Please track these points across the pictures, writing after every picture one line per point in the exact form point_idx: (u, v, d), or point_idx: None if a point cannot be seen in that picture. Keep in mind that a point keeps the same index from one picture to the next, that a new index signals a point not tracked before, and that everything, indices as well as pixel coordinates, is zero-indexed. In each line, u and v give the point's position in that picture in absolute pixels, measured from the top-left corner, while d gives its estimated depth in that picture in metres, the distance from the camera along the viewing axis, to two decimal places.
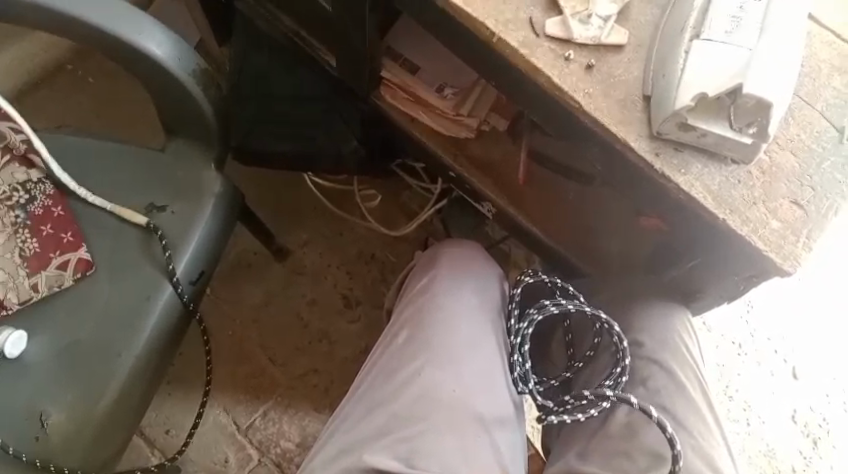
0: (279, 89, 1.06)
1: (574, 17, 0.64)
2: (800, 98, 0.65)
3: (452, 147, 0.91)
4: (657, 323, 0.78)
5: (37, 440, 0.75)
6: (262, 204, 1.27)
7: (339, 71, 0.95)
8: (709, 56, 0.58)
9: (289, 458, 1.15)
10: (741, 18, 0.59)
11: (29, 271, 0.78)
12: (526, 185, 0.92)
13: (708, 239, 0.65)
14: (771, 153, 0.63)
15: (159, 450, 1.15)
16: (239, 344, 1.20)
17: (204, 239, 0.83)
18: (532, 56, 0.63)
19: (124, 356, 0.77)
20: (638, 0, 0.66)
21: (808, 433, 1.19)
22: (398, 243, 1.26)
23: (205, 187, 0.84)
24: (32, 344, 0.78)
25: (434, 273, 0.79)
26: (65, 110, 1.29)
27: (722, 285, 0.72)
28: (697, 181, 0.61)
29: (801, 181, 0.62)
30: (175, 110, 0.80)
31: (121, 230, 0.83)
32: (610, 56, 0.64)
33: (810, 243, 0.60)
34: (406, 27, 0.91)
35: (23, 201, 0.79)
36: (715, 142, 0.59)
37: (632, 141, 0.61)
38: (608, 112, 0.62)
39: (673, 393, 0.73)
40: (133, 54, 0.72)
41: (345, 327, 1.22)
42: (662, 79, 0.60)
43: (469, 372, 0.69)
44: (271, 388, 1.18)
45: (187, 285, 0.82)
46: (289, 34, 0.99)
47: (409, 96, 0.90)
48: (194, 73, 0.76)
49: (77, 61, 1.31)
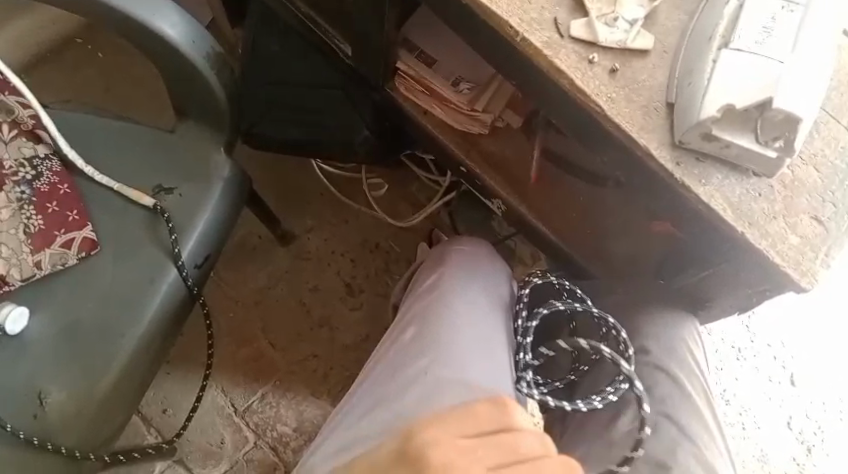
0: (290, 72, 1.04)
1: (600, 19, 0.63)
2: (826, 112, 0.64)
3: (464, 143, 0.90)
4: (664, 331, 0.78)
5: (36, 418, 0.74)
6: (267, 188, 1.26)
7: (352, 57, 0.93)
8: (738, 67, 0.57)
9: (285, 443, 1.14)
10: (772, 29, 0.58)
11: (33, 248, 0.77)
12: (538, 184, 0.90)
13: (722, 251, 0.65)
14: (794, 168, 0.62)
15: (156, 429, 1.15)
16: (240, 327, 1.20)
17: (212, 222, 0.82)
18: (555, 57, 0.62)
19: (126, 337, 0.77)
20: (667, 5, 0.65)
21: (803, 440, 1.19)
22: (404, 233, 1.25)
23: (214, 171, 0.83)
24: (32, 323, 0.77)
25: (442, 271, 0.80)
26: (72, 83, 1.27)
27: (733, 296, 0.71)
28: (717, 192, 0.60)
29: (823, 197, 0.61)
30: (187, 92, 0.79)
31: (127, 210, 0.82)
32: (635, 61, 0.63)
33: (828, 260, 0.60)
34: (425, 19, 0.90)
35: (29, 177, 0.78)
36: (738, 154, 0.58)
37: (653, 148, 0.60)
38: (631, 117, 0.61)
39: (678, 403, 0.73)
40: (147, 34, 0.70)
41: (347, 313, 1.21)
42: (687, 87, 0.59)
43: (478, 372, 0.68)
44: (270, 372, 1.18)
45: (192, 269, 0.81)
46: (303, 19, 0.97)
47: (424, 89, 0.89)
48: (207, 56, 0.74)
49: (86, 35, 1.30)
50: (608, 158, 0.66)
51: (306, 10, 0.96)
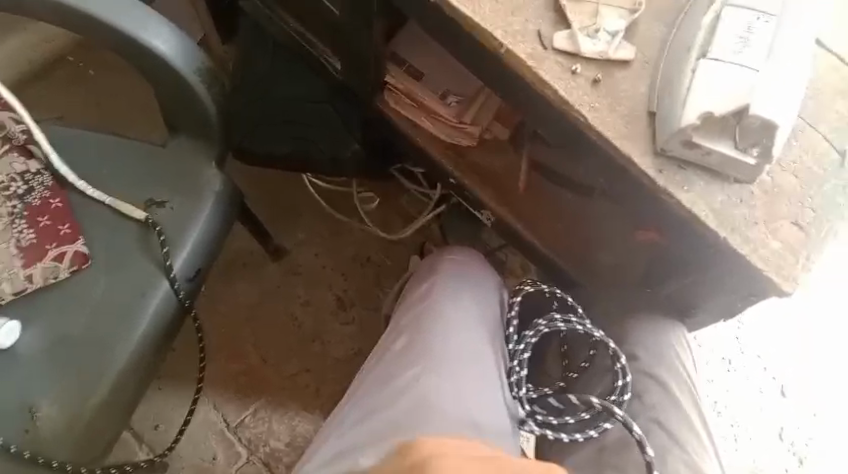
0: (280, 87, 1.06)
1: (582, 31, 0.64)
2: (803, 120, 0.66)
3: (454, 155, 0.92)
4: (651, 338, 0.79)
5: (27, 431, 0.74)
6: (259, 203, 1.26)
7: (343, 73, 0.94)
8: (717, 75, 0.58)
9: (277, 458, 1.14)
10: (748, 39, 0.60)
11: (24, 262, 0.78)
12: (526, 193, 0.92)
13: (706, 257, 0.66)
14: (773, 175, 0.63)
15: (147, 445, 1.14)
16: (232, 342, 1.20)
17: (203, 234, 0.83)
18: (539, 68, 0.64)
19: (118, 350, 0.77)
20: (647, 17, 0.66)
21: (795, 451, 1.19)
22: (395, 246, 1.26)
23: (205, 185, 0.84)
24: (23, 336, 0.78)
25: (434, 281, 0.81)
26: (65, 101, 1.28)
27: (717, 301, 0.73)
28: (700, 199, 0.61)
29: (803, 202, 0.63)
30: (177, 106, 0.79)
31: (119, 224, 0.82)
32: (616, 72, 0.64)
33: (809, 264, 0.61)
34: (413, 33, 0.91)
35: (22, 191, 0.80)
36: (719, 160, 0.60)
37: (635, 157, 0.62)
38: (614, 126, 0.63)
39: (667, 408, 0.74)
40: (138, 49, 0.71)
41: (339, 328, 1.22)
42: (667, 97, 0.60)
43: (469, 380, 0.68)
44: (262, 387, 1.18)
45: (183, 282, 0.81)
46: (294, 36, 0.99)
47: (412, 102, 0.90)
48: (198, 71, 0.75)
49: (78, 54, 1.31)
50: (593, 168, 0.68)
51: (297, 26, 0.98)
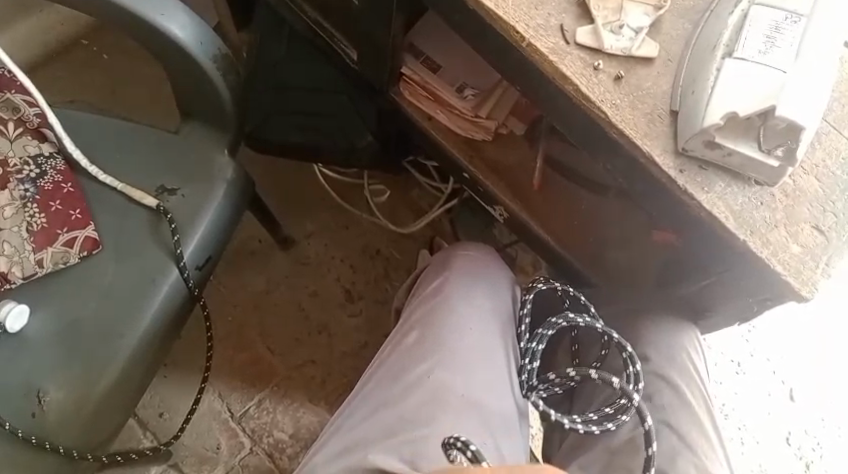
0: (294, 77, 1.05)
1: (605, 27, 0.63)
2: (828, 123, 0.65)
3: (468, 149, 0.91)
4: (664, 340, 0.78)
5: (34, 416, 0.74)
6: (270, 192, 1.26)
7: (359, 64, 0.93)
8: (742, 75, 0.57)
9: (281, 449, 1.14)
10: (775, 39, 0.59)
11: (35, 246, 0.76)
12: (540, 192, 0.91)
13: (722, 260, 0.65)
14: (795, 177, 0.62)
15: (152, 433, 1.14)
16: (239, 331, 1.20)
17: (214, 222, 0.82)
18: (560, 63, 0.63)
19: (126, 338, 0.77)
20: (672, 14, 0.65)
21: (801, 456, 1.19)
22: (404, 240, 1.26)
23: (217, 173, 0.83)
24: (32, 320, 0.77)
25: (447, 275, 0.80)
26: (77, 84, 1.28)
27: (733, 305, 0.72)
28: (720, 200, 0.60)
29: (824, 206, 0.62)
30: (191, 92, 0.79)
31: (130, 210, 0.82)
32: (639, 69, 0.63)
33: (829, 269, 0.61)
34: (430, 24, 0.90)
35: (33, 175, 0.77)
36: (741, 162, 0.59)
37: (657, 156, 0.61)
38: (635, 124, 0.62)
39: (677, 410, 0.74)
40: (155, 34, 0.71)
41: (346, 320, 1.21)
42: (690, 95, 0.60)
43: (480, 378, 0.68)
44: (268, 378, 1.18)
45: (193, 270, 0.81)
46: (311, 25, 0.98)
47: (428, 95, 0.90)
48: (215, 58, 0.75)
49: (91, 37, 1.30)
50: (611, 166, 0.67)
51: (313, 15, 0.97)
